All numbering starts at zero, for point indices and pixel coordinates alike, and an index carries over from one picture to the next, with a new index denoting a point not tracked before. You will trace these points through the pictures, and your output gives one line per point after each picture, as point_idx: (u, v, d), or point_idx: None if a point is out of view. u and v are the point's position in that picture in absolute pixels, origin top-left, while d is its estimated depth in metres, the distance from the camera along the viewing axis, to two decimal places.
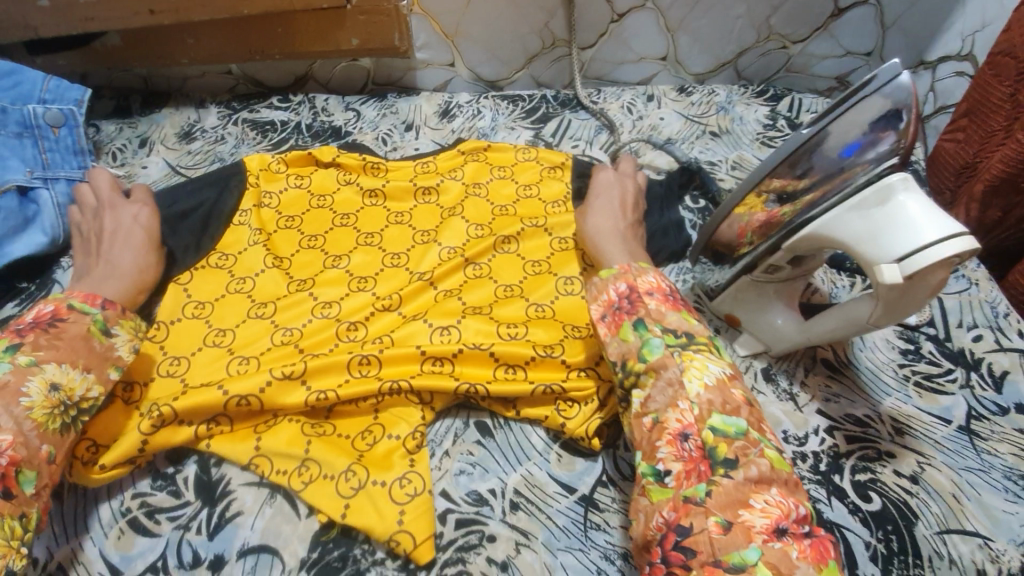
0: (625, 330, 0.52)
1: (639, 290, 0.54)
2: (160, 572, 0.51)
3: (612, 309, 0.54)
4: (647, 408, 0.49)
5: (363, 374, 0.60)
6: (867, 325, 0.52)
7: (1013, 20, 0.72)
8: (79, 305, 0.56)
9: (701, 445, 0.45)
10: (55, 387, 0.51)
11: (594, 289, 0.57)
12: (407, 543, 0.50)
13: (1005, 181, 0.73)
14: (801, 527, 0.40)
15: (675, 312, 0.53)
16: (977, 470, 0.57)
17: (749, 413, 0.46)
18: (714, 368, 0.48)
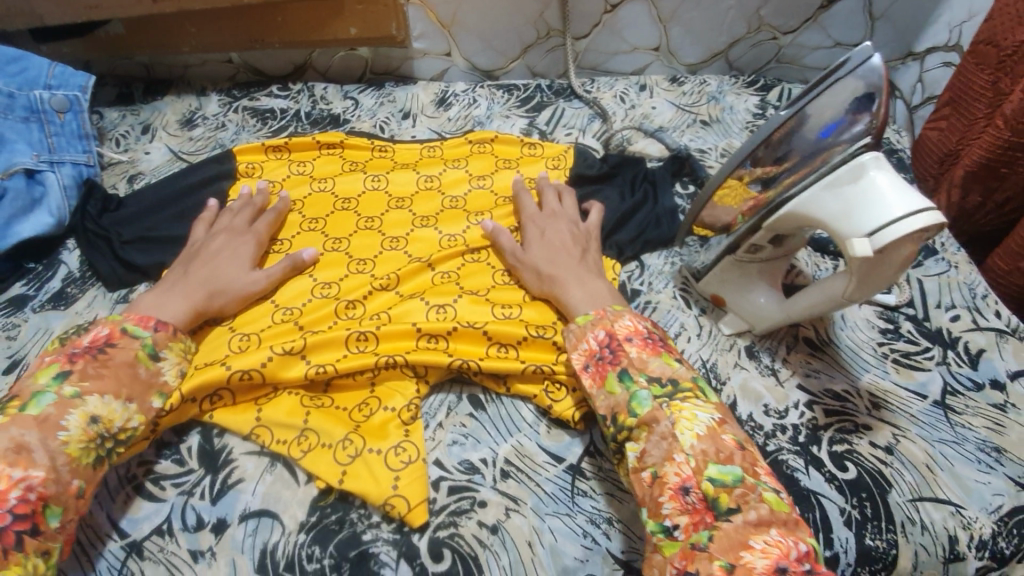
0: (611, 382, 0.54)
1: (617, 336, 0.56)
2: (165, 534, 0.53)
3: (596, 363, 0.56)
4: (643, 462, 0.49)
5: (360, 349, 0.62)
6: (843, 300, 0.54)
7: (995, 9, 0.73)
8: (132, 327, 0.58)
9: (703, 497, 0.46)
10: (94, 420, 0.52)
11: (573, 338, 0.59)
12: (401, 507, 0.53)
13: (984, 166, 0.76)
14: (801, 565, 0.42)
15: (656, 357, 0.54)
16: (951, 442, 0.59)
17: (742, 459, 0.48)
18: (704, 417, 0.50)
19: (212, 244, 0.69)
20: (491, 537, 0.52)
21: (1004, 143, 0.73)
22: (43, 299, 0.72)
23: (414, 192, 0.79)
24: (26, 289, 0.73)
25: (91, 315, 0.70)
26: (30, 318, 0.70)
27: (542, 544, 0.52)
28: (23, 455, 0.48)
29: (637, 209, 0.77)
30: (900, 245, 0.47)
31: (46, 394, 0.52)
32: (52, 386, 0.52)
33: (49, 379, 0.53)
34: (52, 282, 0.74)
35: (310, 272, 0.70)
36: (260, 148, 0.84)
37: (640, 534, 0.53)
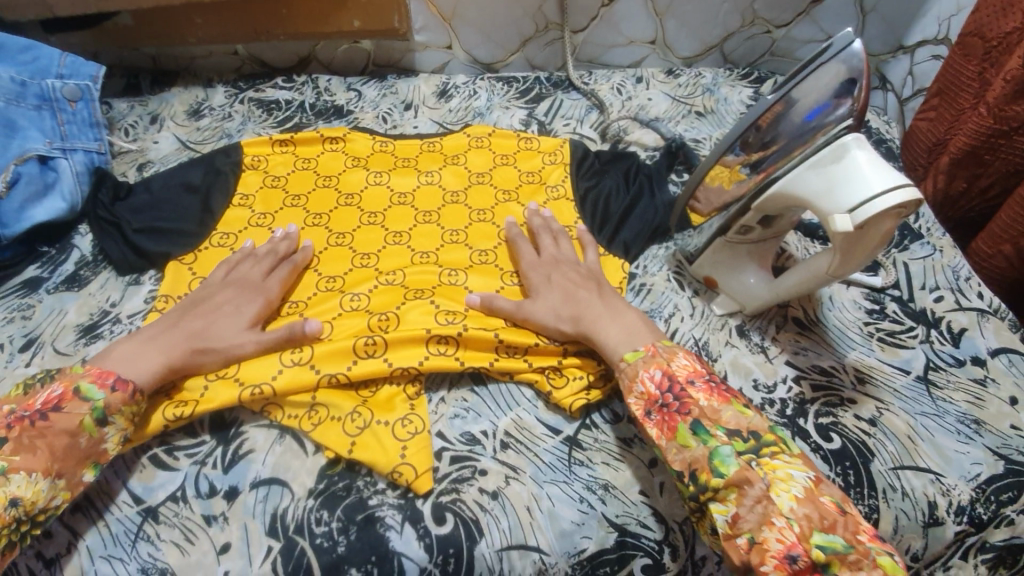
0: (683, 435, 0.52)
1: (677, 376, 0.54)
2: (180, 501, 0.55)
3: (660, 412, 0.53)
4: (737, 528, 0.47)
5: (369, 356, 0.62)
6: (828, 277, 0.57)
7: (981, 2, 0.76)
8: (86, 388, 0.54)
9: (811, 563, 0.45)
10: (13, 503, 0.49)
11: (628, 382, 0.56)
12: (408, 474, 0.55)
13: (969, 153, 0.78)
14: None
15: (729, 406, 0.53)
16: (932, 414, 0.61)
17: (845, 527, 0.46)
18: (798, 476, 0.48)
19: (218, 295, 0.66)
20: (492, 502, 0.55)
21: (987, 130, 0.75)
22: (57, 281, 0.74)
23: (416, 186, 0.81)
24: (40, 271, 0.75)
25: (104, 296, 0.72)
26: (45, 299, 0.72)
27: (540, 509, 0.55)
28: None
29: (635, 203, 0.78)
30: (881, 220, 0.50)
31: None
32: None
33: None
34: (66, 264, 0.76)
35: (316, 267, 0.72)
36: (267, 142, 0.86)
37: (633, 500, 0.55)
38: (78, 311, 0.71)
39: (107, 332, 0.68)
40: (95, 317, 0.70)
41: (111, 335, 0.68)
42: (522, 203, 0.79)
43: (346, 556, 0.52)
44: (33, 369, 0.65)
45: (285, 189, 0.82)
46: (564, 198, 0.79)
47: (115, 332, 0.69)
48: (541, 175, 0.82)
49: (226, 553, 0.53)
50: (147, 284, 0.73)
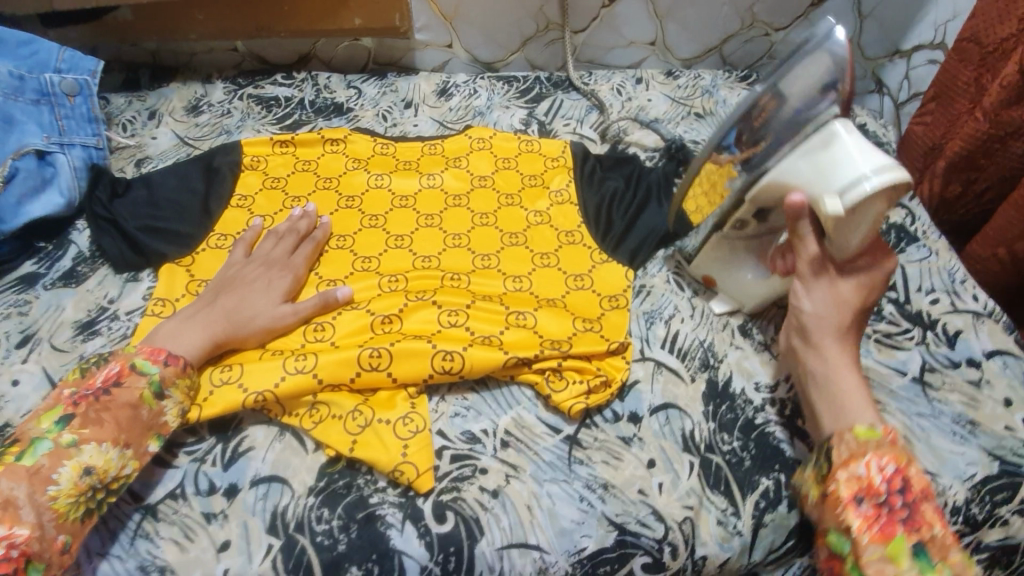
0: (898, 548, 0.46)
1: (911, 481, 0.49)
2: (179, 498, 0.55)
3: (876, 507, 0.48)
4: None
5: (373, 367, 0.61)
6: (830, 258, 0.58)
7: (978, 7, 0.76)
8: (141, 363, 0.56)
9: None
10: (87, 471, 0.50)
11: (854, 448, 0.51)
12: (410, 473, 0.55)
13: (964, 158, 0.79)
14: None
15: (959, 551, 0.47)
16: (928, 415, 0.62)
17: None
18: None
19: (246, 273, 0.68)
20: (493, 501, 0.55)
21: (982, 135, 0.76)
22: (54, 277, 0.74)
23: (418, 190, 0.81)
24: (37, 267, 0.75)
25: (102, 292, 0.72)
26: (42, 295, 0.71)
27: (541, 507, 0.55)
28: (10, 511, 0.47)
29: (638, 205, 0.78)
30: (870, 201, 0.51)
31: (43, 441, 0.51)
32: (52, 432, 0.51)
33: (50, 423, 0.52)
34: (63, 260, 0.76)
35: (317, 270, 0.73)
36: (266, 142, 0.86)
37: (633, 499, 0.56)
38: (75, 308, 0.70)
39: (105, 329, 0.68)
40: (92, 314, 0.70)
41: (109, 332, 0.68)
42: (525, 207, 0.79)
43: (347, 554, 0.52)
44: (30, 365, 0.65)
45: (285, 192, 0.82)
46: (569, 204, 0.79)
47: (113, 329, 0.68)
48: (543, 179, 0.83)
49: (226, 551, 0.53)
50: (146, 281, 0.73)
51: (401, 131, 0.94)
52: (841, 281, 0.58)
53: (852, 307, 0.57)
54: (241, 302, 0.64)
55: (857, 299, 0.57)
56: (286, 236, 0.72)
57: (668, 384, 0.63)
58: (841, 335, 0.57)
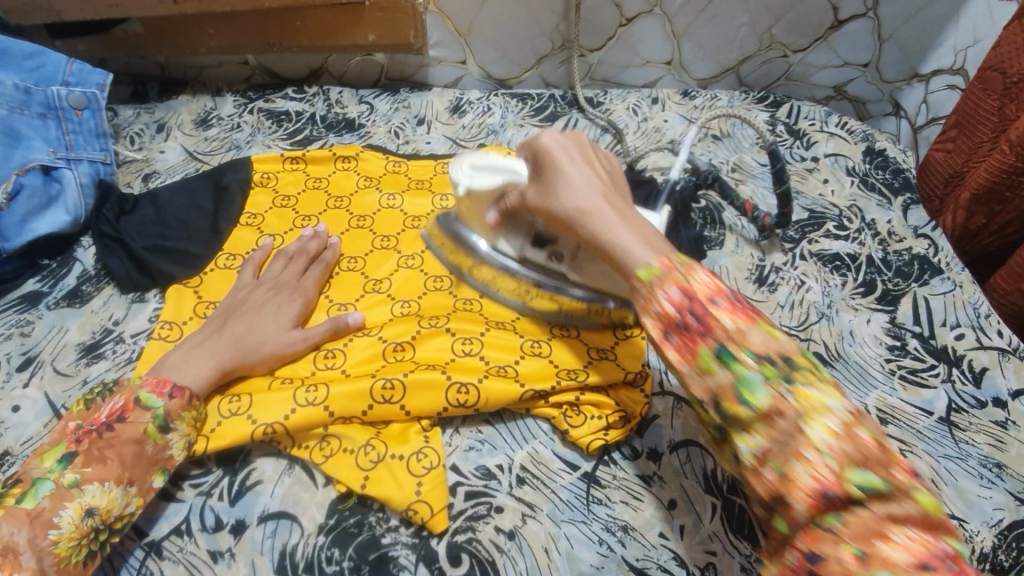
0: (705, 360, 0.43)
1: (697, 295, 0.44)
2: (184, 535, 0.54)
3: (680, 334, 0.44)
4: (763, 460, 0.40)
5: (386, 400, 0.59)
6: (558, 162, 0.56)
7: (1003, 37, 0.75)
8: (146, 397, 0.54)
9: (847, 498, 0.37)
10: (89, 513, 0.49)
11: (642, 300, 0.46)
12: (423, 512, 0.54)
13: (989, 190, 0.78)
14: (948, 564, 0.34)
15: (755, 326, 0.42)
16: (955, 457, 0.61)
17: (883, 462, 0.38)
18: (835, 409, 0.39)
19: (254, 297, 0.66)
20: (509, 542, 0.53)
21: (1007, 168, 0.75)
22: (58, 296, 0.72)
23: (430, 210, 0.80)
24: (41, 286, 0.73)
25: (107, 313, 0.70)
26: (45, 316, 0.70)
27: (558, 550, 0.53)
28: (10, 557, 0.46)
29: None
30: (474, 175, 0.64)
31: (45, 482, 0.49)
32: (54, 472, 0.50)
33: (53, 462, 0.50)
34: (67, 279, 0.74)
35: (329, 294, 0.71)
36: (277, 159, 0.85)
37: (654, 543, 0.54)
38: (79, 330, 0.69)
39: (110, 353, 0.66)
40: (96, 336, 0.68)
41: (114, 356, 0.66)
42: None
43: None
44: (31, 390, 0.63)
45: (296, 211, 0.80)
46: None
47: (118, 353, 0.67)
48: None
49: None
50: (152, 302, 0.71)
51: (414, 149, 0.93)
52: (565, 175, 0.54)
53: (590, 187, 0.54)
54: (249, 329, 0.62)
55: (585, 175, 0.54)
56: (297, 257, 0.71)
57: (692, 420, 0.62)
58: (595, 203, 0.52)
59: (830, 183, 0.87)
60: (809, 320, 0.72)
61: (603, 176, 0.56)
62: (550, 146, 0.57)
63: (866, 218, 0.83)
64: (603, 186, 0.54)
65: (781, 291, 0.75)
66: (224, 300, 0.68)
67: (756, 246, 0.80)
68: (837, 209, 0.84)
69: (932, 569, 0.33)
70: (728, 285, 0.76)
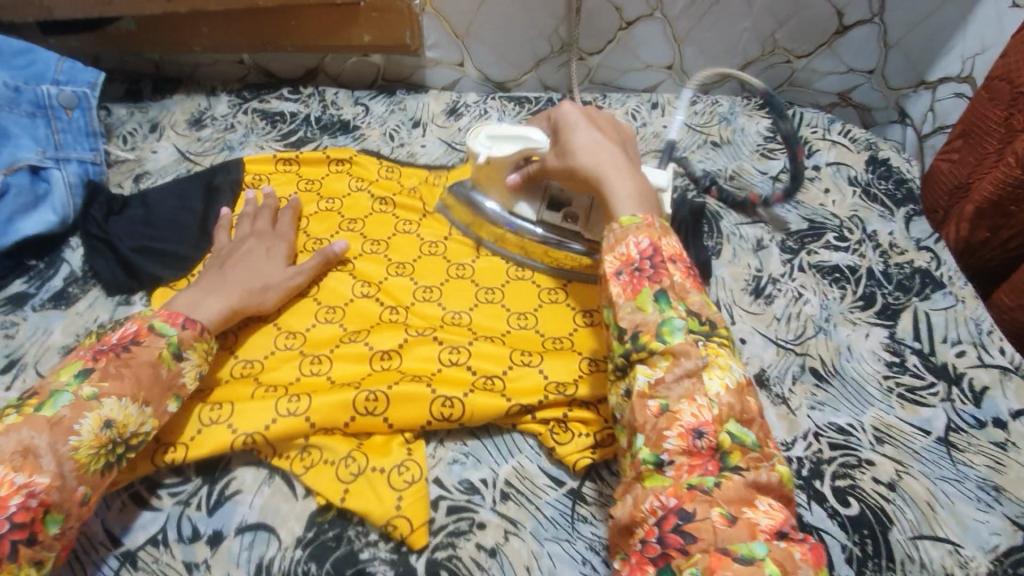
0: (643, 299, 0.49)
1: (662, 250, 0.51)
2: (160, 545, 0.53)
3: (630, 274, 0.51)
4: (654, 391, 0.46)
5: (369, 412, 0.58)
6: (576, 124, 0.63)
7: (1011, 46, 0.73)
8: (159, 326, 0.56)
9: (714, 444, 0.44)
10: (108, 424, 0.50)
11: (612, 240, 0.53)
12: (403, 528, 0.53)
13: (993, 203, 0.76)
14: (798, 533, 0.41)
15: (697, 293, 0.50)
16: (953, 480, 0.59)
17: (758, 428, 0.46)
18: (734, 371, 0.47)
19: (243, 248, 0.69)
20: (489, 560, 0.52)
21: (1012, 180, 0.73)
22: (44, 297, 0.72)
23: (422, 216, 0.78)
24: (27, 287, 0.73)
25: (92, 315, 0.70)
26: (30, 317, 0.69)
27: (540, 569, 0.52)
28: (30, 460, 0.46)
29: None
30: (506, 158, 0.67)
31: (63, 393, 0.50)
32: (71, 385, 0.50)
33: (69, 377, 0.51)
34: (54, 280, 0.74)
35: (316, 297, 0.69)
36: (269, 159, 0.84)
37: None
38: (63, 332, 0.68)
39: None
40: (80, 338, 0.67)
41: None
42: None
43: None
44: (12, 393, 0.63)
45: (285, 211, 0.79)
46: None
47: None
48: None
49: None
50: (137, 305, 0.70)
51: (408, 152, 0.91)
52: (573, 137, 0.62)
53: (602, 150, 0.60)
54: (249, 270, 0.66)
55: (603, 134, 0.62)
56: (287, 210, 0.76)
57: None
58: (604, 161, 0.59)
59: (831, 193, 0.86)
60: (806, 333, 0.70)
61: (616, 137, 0.64)
62: (574, 115, 0.64)
63: (867, 229, 0.81)
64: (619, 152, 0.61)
65: (777, 304, 0.73)
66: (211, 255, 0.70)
67: (753, 255, 0.78)
68: (837, 220, 0.82)
69: (786, 537, 0.40)
70: (723, 296, 0.74)
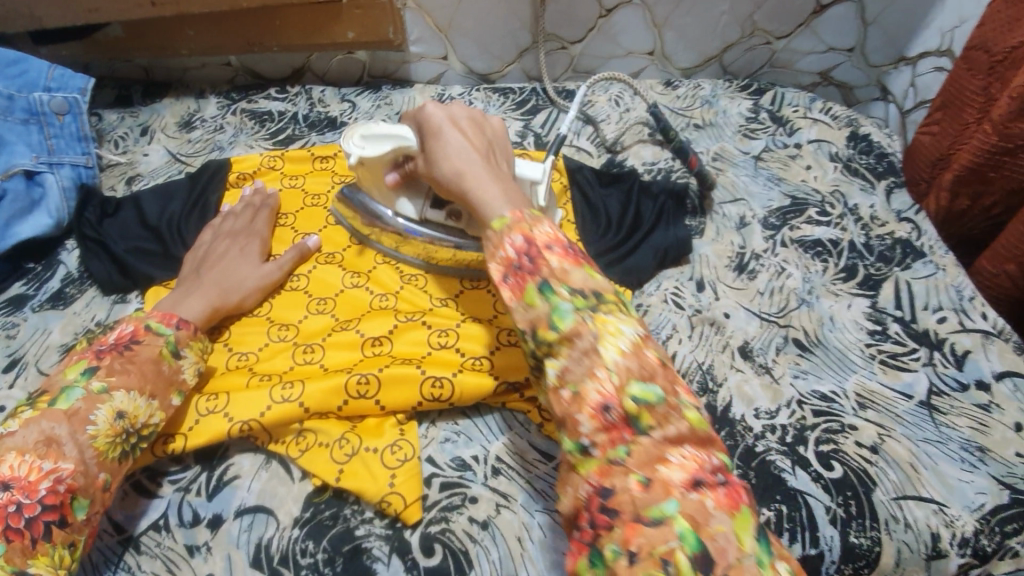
0: (529, 293, 0.44)
1: (537, 242, 0.45)
2: (162, 530, 0.54)
3: (517, 274, 0.45)
4: (563, 380, 0.42)
5: (361, 395, 0.59)
6: (434, 119, 0.57)
7: (987, 15, 0.74)
8: (155, 325, 0.57)
9: (624, 415, 0.39)
10: (120, 415, 0.51)
11: (490, 246, 0.47)
12: (397, 504, 0.54)
13: (972, 171, 0.77)
14: (715, 477, 0.38)
15: (579, 268, 0.45)
16: (935, 441, 0.60)
17: (664, 378, 0.42)
18: (628, 332, 0.43)
19: (220, 248, 0.71)
20: (482, 532, 0.53)
21: (991, 148, 0.73)
22: (42, 299, 0.73)
23: None
24: (26, 288, 0.75)
25: (90, 314, 0.71)
26: (29, 318, 0.71)
27: (531, 539, 0.53)
28: (54, 448, 0.48)
29: (650, 232, 0.78)
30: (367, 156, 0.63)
31: (75, 388, 0.51)
32: (80, 381, 0.52)
33: (76, 374, 0.52)
34: (51, 281, 0.75)
35: (306, 289, 0.71)
36: (256, 158, 0.85)
37: None
38: (62, 331, 0.70)
39: None
40: (79, 336, 0.69)
41: None
42: None
43: None
44: (16, 391, 0.64)
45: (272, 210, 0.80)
46: (568, 223, 0.79)
47: None
48: None
49: None
50: (133, 303, 0.72)
51: None
52: (439, 140, 0.55)
53: (465, 150, 0.54)
54: (224, 269, 0.68)
55: (458, 139, 0.55)
56: (261, 209, 0.77)
57: None
58: (470, 167, 0.53)
59: (812, 169, 0.87)
60: (790, 306, 0.72)
61: (481, 139, 0.56)
62: (432, 111, 0.57)
63: (849, 203, 0.82)
64: (483, 150, 0.55)
65: (761, 279, 0.74)
66: (189, 256, 0.71)
67: (736, 233, 0.80)
68: (819, 195, 0.83)
69: (702, 485, 0.37)
70: (707, 273, 0.76)
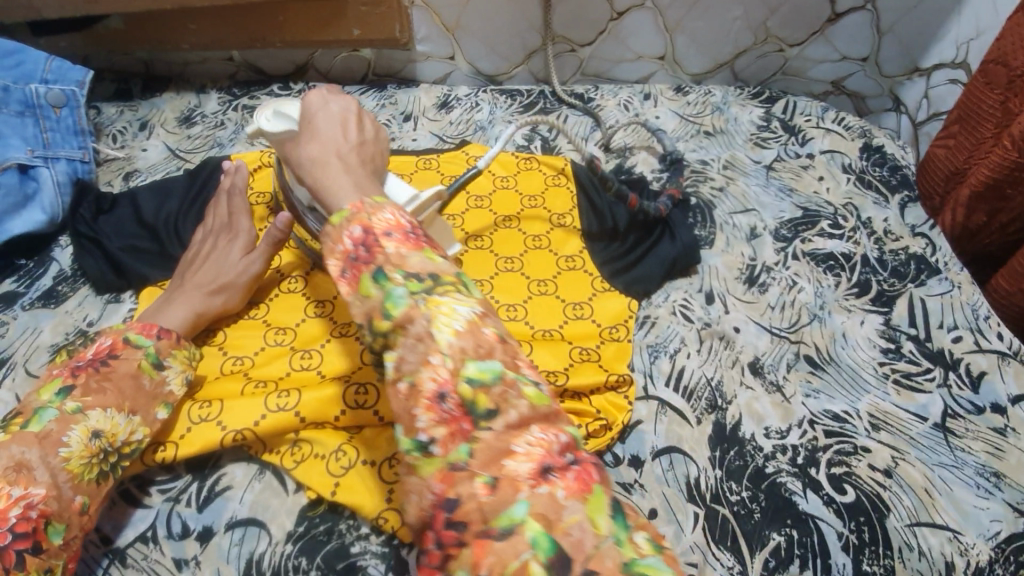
0: (365, 284, 0.40)
1: (377, 230, 0.41)
2: (150, 543, 0.52)
3: (349, 261, 0.41)
4: (398, 372, 0.37)
5: (358, 405, 0.58)
6: (307, 110, 0.56)
7: (1006, 29, 0.72)
8: (134, 338, 0.55)
9: (460, 402, 0.36)
10: (96, 434, 0.50)
11: (329, 239, 0.42)
12: (394, 521, 0.52)
13: (990, 186, 0.75)
14: (563, 459, 0.35)
15: (418, 253, 0.41)
16: (950, 466, 0.58)
17: (504, 353, 0.39)
18: (462, 310, 0.39)
19: (205, 247, 0.68)
20: None
21: (1011, 163, 0.72)
22: (33, 297, 0.71)
23: None
24: (17, 285, 0.73)
25: (81, 314, 0.69)
26: (19, 317, 0.69)
27: None
28: (24, 473, 0.46)
29: (656, 244, 0.76)
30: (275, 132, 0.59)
31: (48, 410, 0.49)
32: (54, 402, 0.50)
33: (50, 395, 0.50)
34: (44, 279, 0.73)
35: (303, 291, 0.69)
36: (256, 156, 0.83)
37: None
38: (53, 330, 0.68)
39: None
40: (70, 337, 0.67)
41: None
42: (523, 231, 0.78)
43: None
44: (3, 392, 0.62)
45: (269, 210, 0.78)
46: (571, 229, 0.78)
47: None
48: (545, 201, 0.81)
49: None
50: (127, 302, 0.70)
51: (399, 146, 0.91)
52: (310, 129, 0.55)
53: (327, 137, 0.53)
54: (206, 271, 0.65)
55: (328, 128, 0.54)
56: (231, 194, 0.72)
57: (674, 426, 0.62)
58: (324, 147, 0.52)
59: (825, 180, 0.85)
60: (801, 321, 0.70)
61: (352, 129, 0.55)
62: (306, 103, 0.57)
63: (862, 216, 0.80)
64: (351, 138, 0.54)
65: (771, 292, 0.73)
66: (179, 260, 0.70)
67: (747, 244, 0.78)
68: (831, 207, 0.81)
69: (551, 473, 0.34)
70: (716, 284, 0.74)
